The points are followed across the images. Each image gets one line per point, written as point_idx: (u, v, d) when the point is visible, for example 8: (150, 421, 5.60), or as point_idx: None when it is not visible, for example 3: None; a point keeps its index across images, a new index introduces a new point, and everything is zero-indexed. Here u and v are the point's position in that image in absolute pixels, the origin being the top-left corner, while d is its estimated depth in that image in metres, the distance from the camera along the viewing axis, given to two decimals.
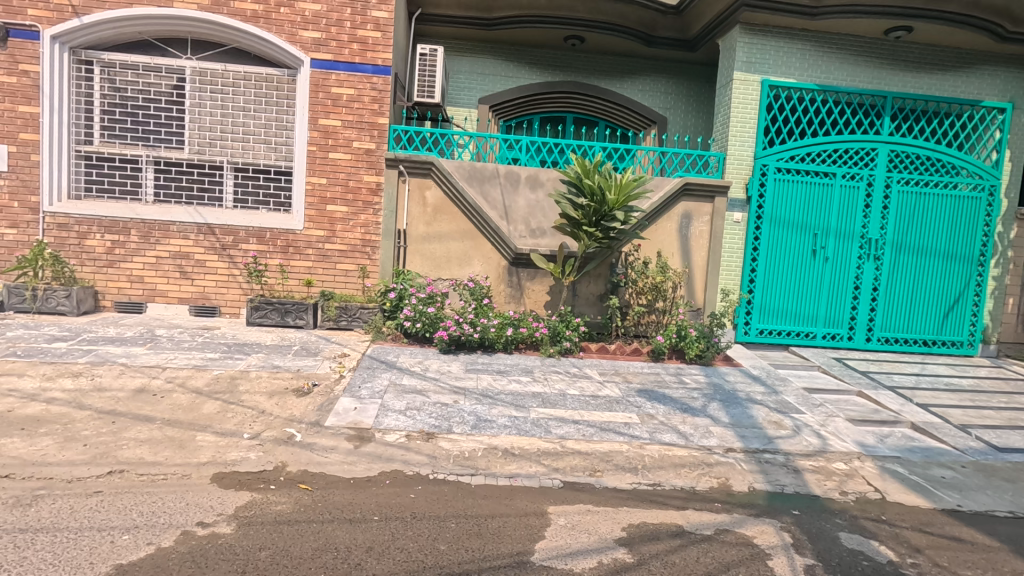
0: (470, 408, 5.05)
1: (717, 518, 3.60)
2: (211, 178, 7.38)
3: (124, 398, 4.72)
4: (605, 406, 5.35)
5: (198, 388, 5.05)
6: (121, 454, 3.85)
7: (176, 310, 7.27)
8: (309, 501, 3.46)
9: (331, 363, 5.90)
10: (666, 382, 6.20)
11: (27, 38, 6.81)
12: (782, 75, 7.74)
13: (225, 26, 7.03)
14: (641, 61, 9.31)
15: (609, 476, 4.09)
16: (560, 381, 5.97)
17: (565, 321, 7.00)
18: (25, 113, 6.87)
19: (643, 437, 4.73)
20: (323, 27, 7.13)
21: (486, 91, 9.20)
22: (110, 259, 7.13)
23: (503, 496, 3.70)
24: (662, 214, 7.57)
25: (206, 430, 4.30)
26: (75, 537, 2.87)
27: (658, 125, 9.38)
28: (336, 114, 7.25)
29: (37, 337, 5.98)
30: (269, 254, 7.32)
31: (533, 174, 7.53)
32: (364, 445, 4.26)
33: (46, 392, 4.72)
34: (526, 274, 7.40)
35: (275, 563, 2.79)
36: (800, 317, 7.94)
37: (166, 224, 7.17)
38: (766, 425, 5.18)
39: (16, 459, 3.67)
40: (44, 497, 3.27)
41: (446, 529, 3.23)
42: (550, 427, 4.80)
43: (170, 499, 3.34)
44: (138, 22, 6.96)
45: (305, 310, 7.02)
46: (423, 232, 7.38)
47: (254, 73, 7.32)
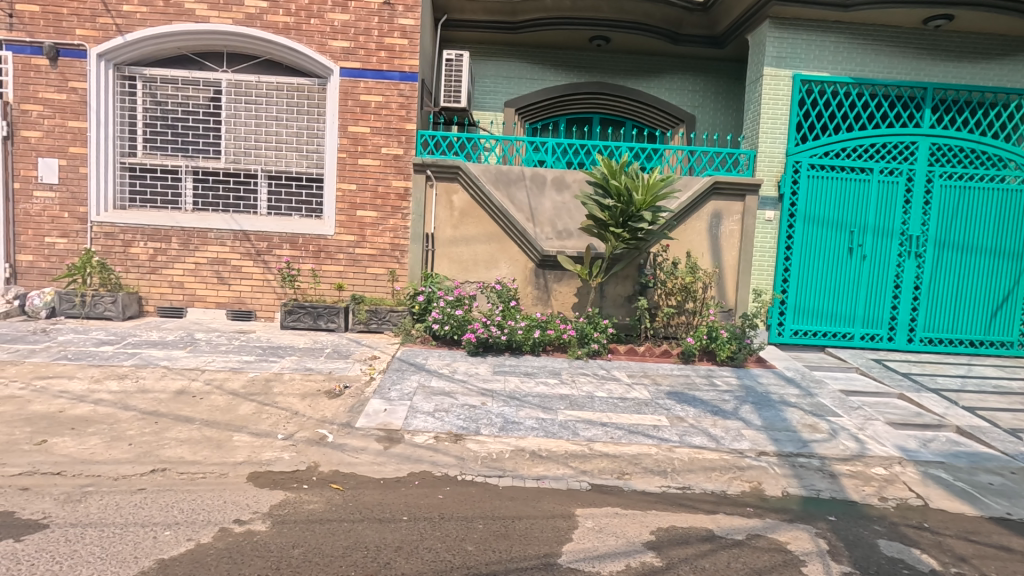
0: (498, 410, 5.09)
1: (748, 523, 3.52)
2: (246, 186, 7.62)
3: (165, 399, 4.91)
4: (633, 409, 5.31)
5: (235, 390, 5.22)
6: (163, 453, 4.01)
7: (214, 314, 7.52)
8: (341, 500, 3.53)
9: (361, 365, 6.03)
10: (696, 384, 6.10)
11: (75, 57, 7.15)
12: (815, 69, 7.55)
13: (258, 39, 7.26)
14: (668, 59, 9.22)
15: (637, 479, 4.06)
16: (588, 383, 5.95)
17: (593, 323, 6.96)
18: (74, 128, 7.22)
19: (672, 439, 4.67)
20: (352, 36, 7.29)
21: (512, 94, 9.24)
22: (153, 265, 7.43)
23: (530, 498, 3.71)
24: (692, 213, 7.45)
25: (242, 431, 4.44)
26: (120, 532, 3.00)
27: (686, 123, 9.26)
28: (364, 121, 7.39)
29: (86, 341, 6.27)
30: (301, 259, 7.51)
31: (560, 176, 7.56)
32: (393, 446, 4.34)
33: (94, 393, 4.95)
34: (553, 276, 7.40)
35: (307, 560, 2.86)
36: (837, 317, 7.71)
37: (204, 231, 7.42)
38: (800, 429, 5.05)
39: (67, 457, 3.86)
40: (92, 494, 3.43)
41: (474, 530, 3.25)
42: (577, 429, 4.79)
43: (208, 497, 3.46)
44: (177, 38, 7.25)
45: (337, 313, 7.19)
46: (450, 235, 7.45)
47: (285, 83, 7.52)
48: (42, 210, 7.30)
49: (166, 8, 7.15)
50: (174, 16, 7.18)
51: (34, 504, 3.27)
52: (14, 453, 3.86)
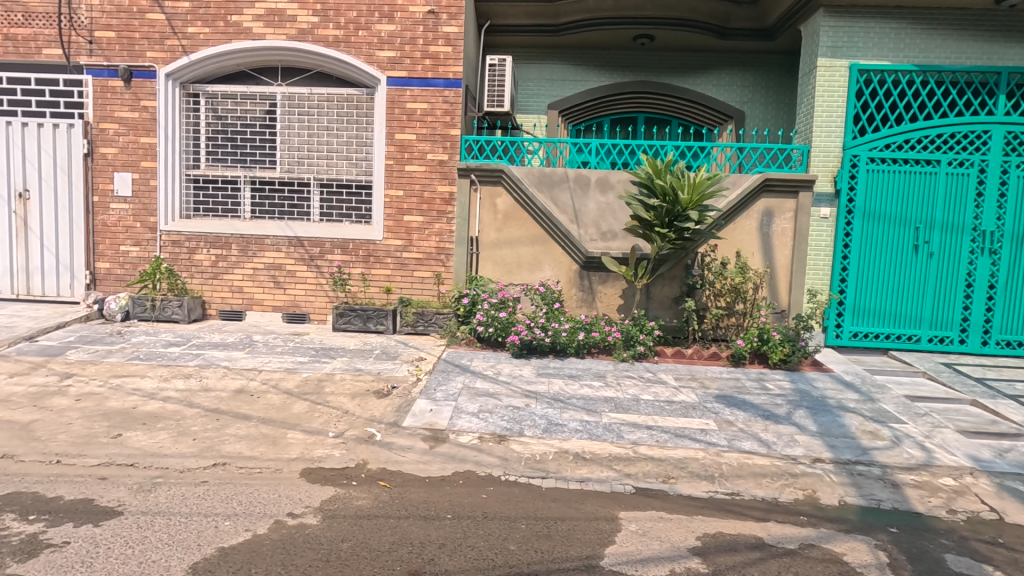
0: (542, 412, 5.10)
1: (801, 532, 3.39)
2: (300, 194, 7.94)
3: (225, 398, 5.18)
4: (680, 412, 5.20)
5: (289, 389, 5.45)
6: (224, 448, 4.24)
7: (270, 317, 7.88)
8: (388, 497, 3.63)
9: (408, 366, 6.18)
10: (746, 388, 5.90)
11: (146, 77, 7.67)
12: (874, 58, 7.19)
13: (310, 52, 7.57)
14: (715, 55, 8.99)
15: (683, 484, 3.98)
16: (634, 386, 5.86)
17: (639, 325, 6.86)
18: (145, 144, 7.74)
19: (721, 444, 4.55)
20: (398, 46, 7.49)
21: (556, 97, 9.25)
22: (215, 271, 7.85)
23: (573, 499, 3.70)
24: (741, 212, 7.23)
25: (296, 429, 4.63)
26: (185, 521, 3.20)
27: (735, 120, 9.00)
28: (410, 129, 7.58)
29: (156, 342, 6.71)
30: (352, 263, 7.76)
31: (603, 177, 7.50)
32: (438, 446, 4.42)
33: (163, 391, 5.28)
34: (597, 278, 7.35)
35: (356, 554, 2.96)
36: (901, 318, 7.30)
37: (261, 238, 7.79)
38: (860, 435, 4.81)
39: (139, 450, 4.14)
40: (161, 484, 3.67)
41: (516, 530, 3.28)
42: (622, 432, 4.74)
43: (265, 491, 3.64)
44: (236, 55, 7.65)
45: (385, 316, 7.40)
46: (494, 238, 7.54)
47: (336, 95, 7.81)
48: (117, 221, 7.86)
49: (227, 27, 7.57)
50: (234, 35, 7.58)
51: (111, 492, 3.53)
52: (93, 446, 4.18)
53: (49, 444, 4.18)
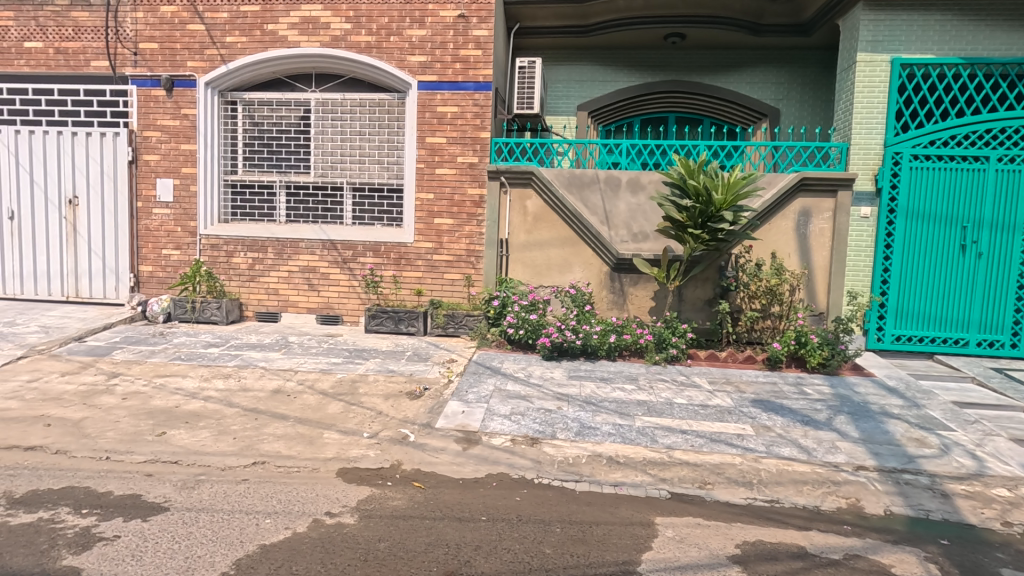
0: (574, 415, 5.07)
1: (845, 542, 3.29)
2: (333, 198, 8.08)
3: (263, 398, 5.30)
4: (715, 417, 5.10)
5: (324, 390, 5.55)
6: (263, 447, 4.33)
7: (305, 318, 8.03)
8: (422, 498, 3.66)
9: (440, 368, 6.22)
10: (784, 392, 5.75)
11: (186, 86, 7.91)
12: (917, 51, 6.94)
13: (344, 58, 7.70)
14: (749, 52, 8.82)
15: (720, 490, 3.90)
16: (667, 390, 5.77)
17: (671, 328, 6.76)
18: (186, 151, 7.99)
19: (758, 450, 4.45)
20: (429, 51, 7.57)
21: (585, 98, 9.21)
22: (252, 273, 8.05)
23: (607, 504, 3.66)
24: (777, 212, 7.06)
25: (332, 429, 4.70)
26: (228, 518, 3.28)
27: (769, 118, 8.81)
28: (441, 132, 7.64)
29: (196, 343, 6.92)
30: (383, 266, 7.87)
31: (634, 178, 7.44)
32: (472, 448, 4.44)
33: (204, 391, 5.43)
34: (628, 280, 7.30)
35: (392, 554, 2.98)
36: (947, 321, 7.03)
37: (296, 241, 7.95)
38: (905, 443, 4.64)
39: (182, 448, 4.27)
40: (204, 482, 3.77)
41: (551, 534, 3.26)
42: (655, 436, 4.67)
43: (303, 489, 3.71)
44: (272, 63, 7.83)
45: (416, 317, 7.46)
46: (524, 240, 7.55)
47: (368, 100, 7.93)
48: (160, 225, 8.12)
49: (263, 36, 7.76)
50: (270, 43, 7.77)
51: (157, 488, 3.64)
52: (140, 443, 4.32)
53: (99, 440, 4.35)
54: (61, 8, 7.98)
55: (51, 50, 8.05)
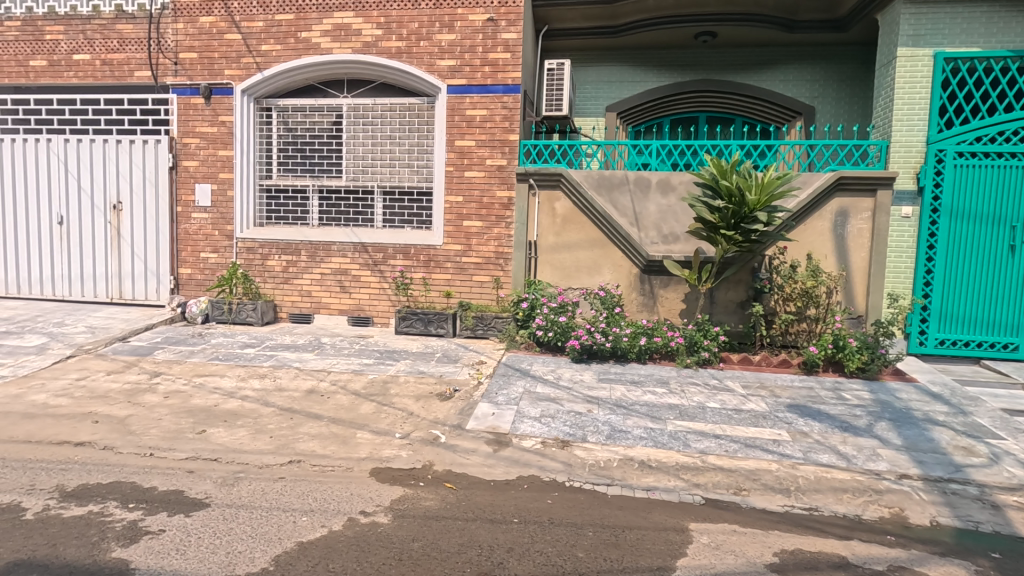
0: (604, 418, 5.03)
1: (889, 552, 3.18)
2: (364, 201, 8.21)
3: (298, 398, 5.41)
4: (750, 421, 5.00)
5: (356, 390, 5.63)
6: (298, 446, 4.42)
7: (337, 320, 8.17)
8: (454, 499, 3.69)
9: (469, 370, 6.26)
10: (821, 397, 5.60)
11: (224, 94, 8.15)
12: (962, 45, 6.69)
13: (374, 64, 7.82)
14: (783, 49, 8.64)
15: (756, 496, 3.82)
16: (699, 394, 5.68)
17: (703, 330, 6.67)
18: (223, 157, 8.22)
19: (795, 456, 4.34)
20: (458, 55, 7.64)
21: (614, 99, 9.15)
22: (286, 276, 8.24)
23: (640, 508, 3.62)
24: (813, 212, 6.89)
25: (364, 429, 4.78)
26: (267, 515, 3.36)
27: (804, 116, 8.63)
28: (470, 135, 7.69)
29: (233, 344, 7.11)
30: (413, 268, 7.95)
31: (664, 178, 7.35)
32: (503, 450, 4.45)
33: (241, 390, 5.58)
34: (658, 282, 7.23)
35: (426, 554, 3.01)
36: (994, 325, 6.76)
37: (328, 244, 8.10)
38: (951, 451, 4.47)
39: (221, 446, 4.39)
40: (243, 479, 3.87)
41: (584, 537, 3.24)
42: (688, 440, 4.60)
43: (338, 488, 3.77)
44: (305, 70, 8.00)
45: (446, 319, 7.53)
46: (553, 242, 7.54)
47: (398, 104, 8.03)
48: (198, 229, 8.37)
49: (297, 44, 7.94)
50: (303, 51, 7.94)
51: (198, 485, 3.76)
52: (181, 440, 4.46)
53: (143, 437, 4.50)
54: (107, 21, 8.31)
55: (98, 61, 8.39)
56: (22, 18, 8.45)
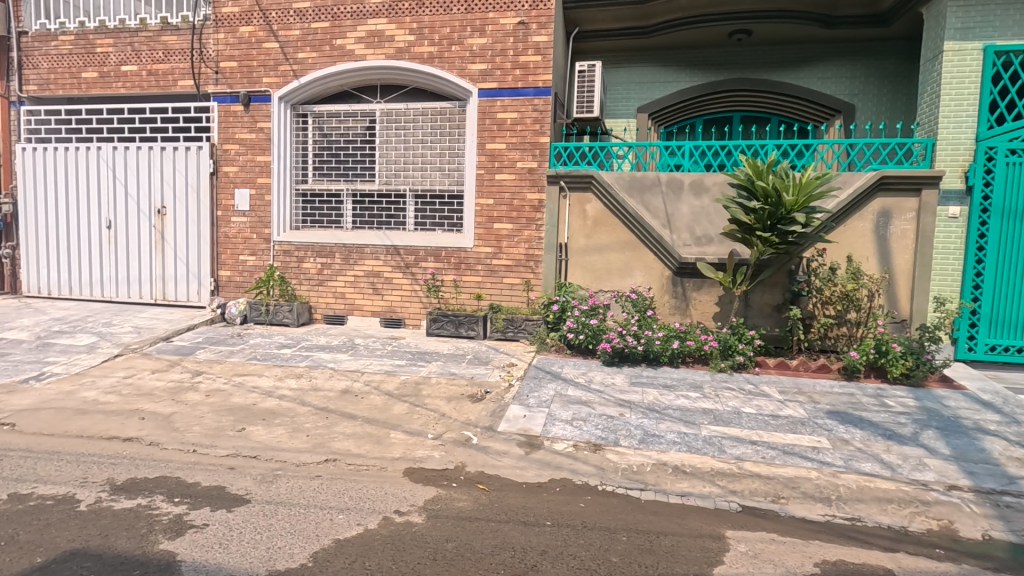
0: (637, 422, 4.97)
1: (938, 567, 3.06)
2: (396, 205, 8.32)
3: (333, 397, 5.52)
4: (787, 428, 4.87)
5: (389, 391, 5.71)
6: (334, 445, 4.51)
7: (369, 321, 8.31)
8: (487, 500, 3.70)
9: (500, 372, 6.27)
10: (863, 404, 5.42)
11: (263, 101, 8.39)
12: (1014, 37, 6.42)
13: (407, 69, 7.92)
14: (821, 45, 8.43)
15: (795, 505, 3.72)
16: (734, 399, 5.57)
17: (737, 334, 6.53)
18: (261, 162, 8.45)
19: (836, 464, 4.22)
20: (489, 58, 7.68)
21: (646, 99, 9.07)
22: (320, 278, 8.41)
23: (674, 514, 3.57)
24: (854, 213, 6.68)
25: (398, 429, 4.84)
26: (305, 512, 3.44)
27: (844, 114, 8.39)
28: (501, 138, 7.73)
29: (270, 344, 7.30)
30: (444, 271, 8.02)
31: (698, 180, 7.25)
32: (534, 452, 4.45)
33: (278, 389, 5.72)
34: (691, 284, 7.11)
35: (460, 555, 3.03)
36: None
37: (362, 247, 8.25)
38: (1004, 462, 4.27)
39: (260, 443, 4.51)
40: (281, 476, 3.97)
41: (618, 542, 3.21)
42: (723, 446, 4.52)
43: (373, 487, 3.83)
44: (340, 76, 8.16)
45: (476, 322, 7.58)
46: (584, 245, 7.51)
47: (430, 108, 8.13)
48: (237, 233, 8.62)
49: (332, 51, 8.11)
50: (338, 57, 8.11)
51: (239, 481, 3.87)
52: (222, 438, 4.60)
53: (186, 434, 4.66)
54: (153, 33, 8.66)
55: (144, 72, 8.73)
56: (74, 32, 8.88)
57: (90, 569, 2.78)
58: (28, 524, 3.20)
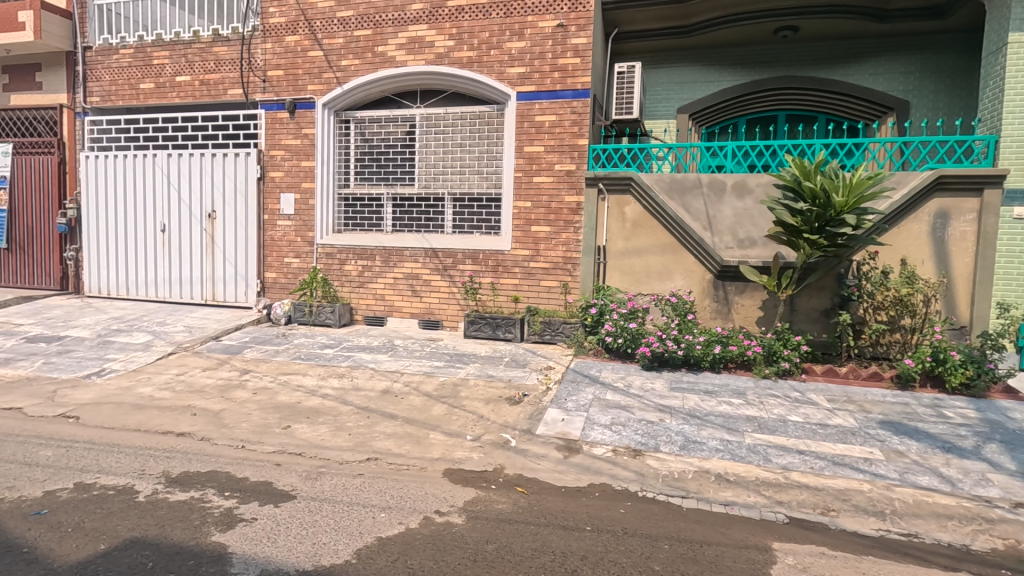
0: (677, 428, 4.88)
1: None
2: (435, 208, 8.42)
3: (374, 397, 5.63)
4: (837, 438, 4.69)
5: (428, 392, 5.78)
6: (375, 444, 4.59)
7: (408, 323, 8.43)
8: (526, 503, 3.70)
9: (538, 375, 6.26)
10: (918, 415, 5.17)
11: (308, 108, 8.64)
12: None
13: (446, 74, 8.02)
14: (872, 40, 8.12)
15: (846, 518, 3.58)
16: (779, 406, 5.40)
17: (782, 339, 6.33)
18: (306, 167, 8.70)
19: (890, 477, 4.04)
20: (528, 62, 7.70)
21: (686, 100, 8.92)
22: (361, 280, 8.59)
23: (718, 523, 3.49)
24: (908, 214, 6.39)
25: (437, 430, 4.89)
26: (348, 510, 3.51)
27: (897, 111, 8.06)
28: (539, 141, 7.74)
29: (313, 344, 7.49)
30: (482, 273, 8.06)
31: (741, 181, 7.11)
32: (573, 456, 4.42)
33: (321, 388, 5.87)
34: (733, 288, 6.95)
35: (500, 556, 3.04)
36: None
37: (401, 250, 8.38)
38: None
39: (305, 441, 4.63)
40: (325, 473, 4.07)
41: (660, 550, 3.16)
42: (769, 455, 4.39)
43: (413, 487, 3.88)
44: (381, 82, 8.33)
45: (514, 324, 7.60)
46: (622, 247, 7.44)
47: (469, 112, 8.20)
48: (283, 236, 8.90)
49: (374, 58, 8.29)
50: (380, 64, 8.28)
51: (285, 477, 3.98)
52: (269, 434, 4.75)
53: (236, 430, 4.83)
54: (205, 45, 9.04)
55: (197, 82, 9.12)
56: (134, 45, 9.35)
57: (149, 558, 2.91)
58: (92, 513, 3.38)
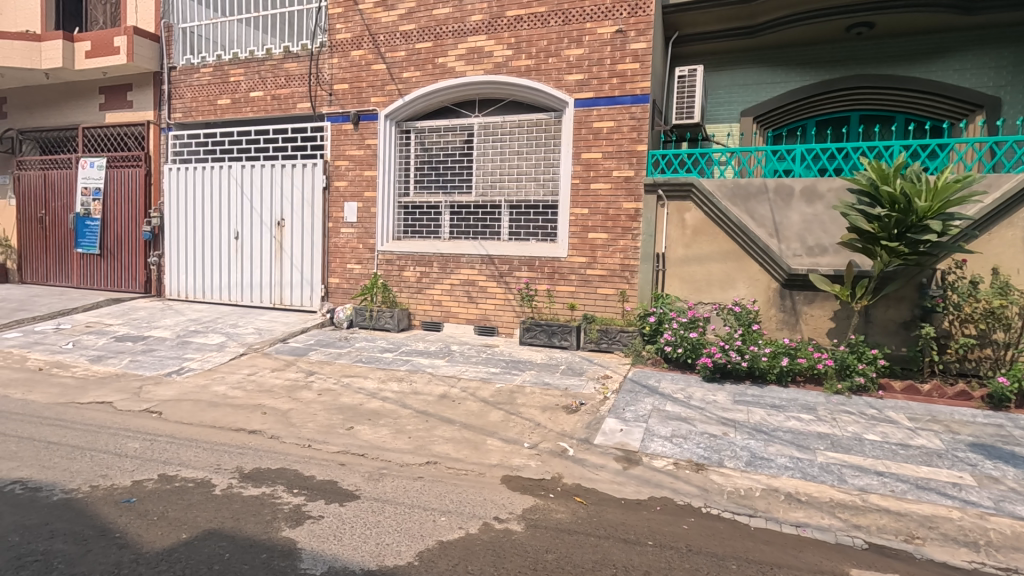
0: (742, 443, 4.69)
1: None
2: (492, 215, 8.49)
3: (432, 401, 5.72)
4: (921, 460, 4.37)
5: (485, 397, 5.81)
6: (434, 448, 4.66)
7: (464, 328, 8.53)
8: (586, 514, 3.64)
9: (595, 384, 6.17)
10: (1015, 438, 4.74)
11: (371, 119, 8.94)
12: None
13: (505, 83, 8.10)
14: (958, 34, 7.60)
15: (934, 547, 3.31)
16: (853, 424, 5.09)
17: (857, 353, 6.01)
18: (368, 176, 9.00)
19: (983, 504, 3.72)
20: (586, 68, 7.68)
21: (750, 102, 8.62)
22: (419, 285, 8.78)
23: (789, 545, 3.32)
24: (1001, 220, 5.91)
25: (494, 436, 4.91)
26: (409, 512, 3.57)
27: (988, 108, 7.49)
28: (597, 147, 7.68)
29: (374, 348, 7.70)
30: (538, 280, 8.06)
31: (810, 186, 6.75)
32: (632, 467, 4.33)
33: (382, 391, 6.02)
34: (802, 297, 6.63)
35: (560, 567, 3.00)
36: None
37: (458, 257, 8.50)
38: None
39: (367, 442, 4.75)
40: (387, 475, 4.16)
41: (727, 569, 3.03)
42: (844, 475, 4.14)
43: (472, 492, 3.90)
44: (440, 93, 8.51)
45: (570, 332, 7.54)
46: (682, 254, 7.25)
47: (527, 120, 8.24)
48: (345, 243, 9.23)
49: (434, 69, 8.49)
50: (440, 75, 8.47)
51: (349, 477, 4.10)
52: (333, 435, 4.91)
53: (303, 430, 5.02)
54: (277, 62, 9.53)
55: (269, 97, 9.62)
56: (213, 64, 9.99)
57: (225, 549, 3.06)
58: (174, 503, 3.59)
